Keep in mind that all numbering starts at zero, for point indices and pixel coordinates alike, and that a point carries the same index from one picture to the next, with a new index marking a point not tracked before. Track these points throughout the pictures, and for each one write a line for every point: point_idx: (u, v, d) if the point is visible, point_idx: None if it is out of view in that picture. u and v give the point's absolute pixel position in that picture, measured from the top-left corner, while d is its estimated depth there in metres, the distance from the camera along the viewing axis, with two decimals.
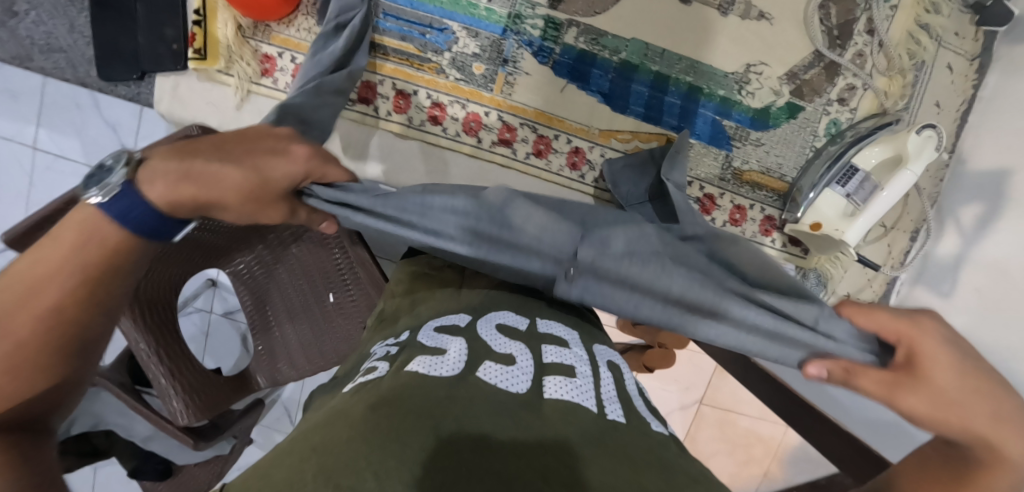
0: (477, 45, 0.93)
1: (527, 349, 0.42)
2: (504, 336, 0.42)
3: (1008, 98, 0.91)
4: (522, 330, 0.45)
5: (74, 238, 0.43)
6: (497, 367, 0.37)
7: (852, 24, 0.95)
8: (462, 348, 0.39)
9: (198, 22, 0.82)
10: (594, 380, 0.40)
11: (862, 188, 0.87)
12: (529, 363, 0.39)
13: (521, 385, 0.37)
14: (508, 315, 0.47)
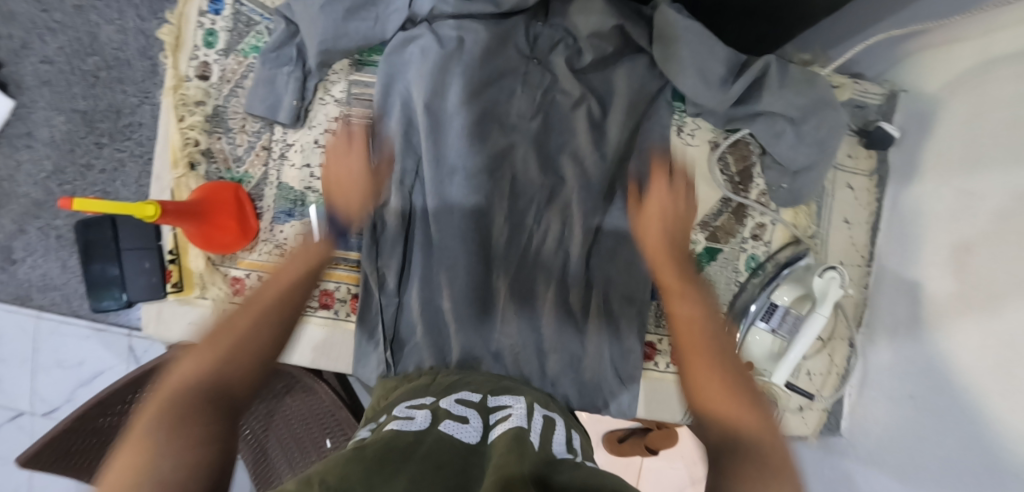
0: (300, 235, 0.70)
1: (478, 415, 0.47)
2: (462, 405, 0.49)
3: (913, 227, 0.68)
4: (475, 402, 0.51)
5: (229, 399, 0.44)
6: (454, 423, 0.44)
7: (749, 161, 0.70)
8: (427, 416, 0.46)
9: (173, 258, 0.69)
10: (530, 426, 0.46)
11: (787, 322, 0.65)
12: (478, 424, 0.46)
13: (472, 436, 0.43)
14: (466, 394, 0.53)
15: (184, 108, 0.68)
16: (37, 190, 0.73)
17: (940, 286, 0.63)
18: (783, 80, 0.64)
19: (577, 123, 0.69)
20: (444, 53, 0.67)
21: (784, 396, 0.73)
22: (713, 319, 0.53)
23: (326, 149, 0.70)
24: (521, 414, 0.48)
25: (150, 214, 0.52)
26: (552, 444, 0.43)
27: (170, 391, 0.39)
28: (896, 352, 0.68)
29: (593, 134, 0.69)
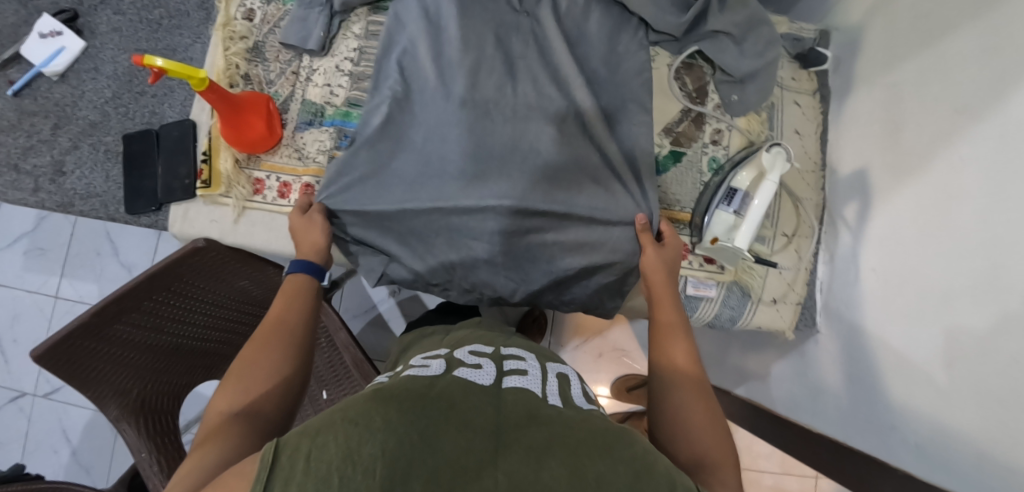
0: (317, 141, 0.80)
1: (492, 363, 0.53)
2: (474, 356, 0.55)
3: (859, 121, 0.78)
4: (488, 351, 0.57)
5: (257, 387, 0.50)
6: (467, 370, 0.50)
7: (703, 78, 0.82)
8: (442, 364, 0.52)
9: (206, 160, 0.79)
10: (541, 380, 0.51)
11: (747, 202, 0.72)
12: (491, 369, 0.51)
13: (486, 379, 0.48)
14: (477, 345, 0.60)
15: (230, 41, 0.82)
16: (95, 113, 0.85)
17: (896, 224, 0.69)
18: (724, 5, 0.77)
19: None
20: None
21: (758, 287, 0.78)
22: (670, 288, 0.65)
23: (345, 73, 0.82)
24: (536, 373, 0.52)
25: (201, 78, 0.64)
26: (572, 394, 0.50)
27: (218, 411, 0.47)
28: (856, 238, 0.75)
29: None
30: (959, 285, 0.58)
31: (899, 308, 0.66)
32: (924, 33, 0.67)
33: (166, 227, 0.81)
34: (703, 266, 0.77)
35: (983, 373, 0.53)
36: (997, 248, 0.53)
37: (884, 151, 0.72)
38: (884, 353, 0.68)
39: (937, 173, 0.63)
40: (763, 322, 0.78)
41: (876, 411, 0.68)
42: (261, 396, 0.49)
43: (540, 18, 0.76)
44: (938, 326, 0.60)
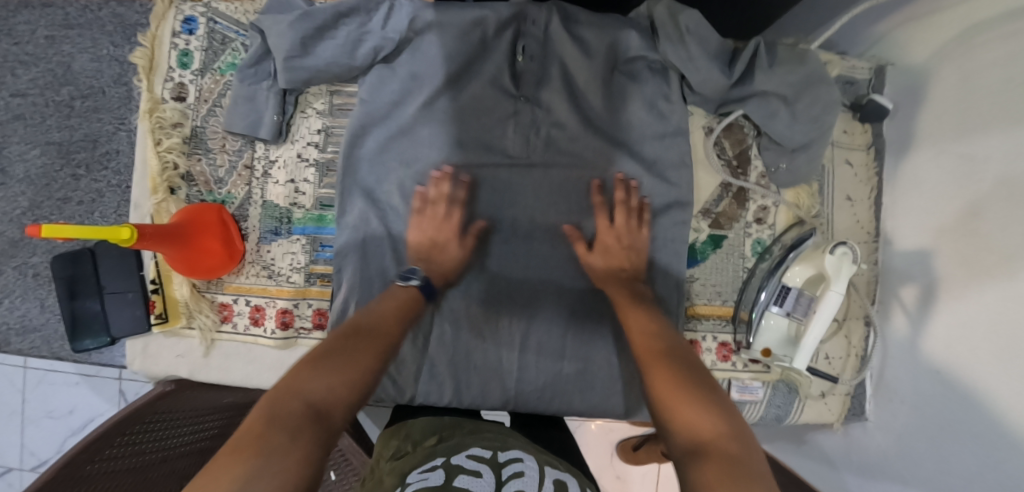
0: (288, 252, 0.67)
1: (488, 467, 0.48)
2: (474, 459, 0.49)
3: (921, 189, 0.66)
4: (488, 456, 0.50)
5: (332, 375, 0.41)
6: (470, 478, 0.45)
7: (744, 144, 0.69)
8: (441, 474, 0.46)
9: (156, 287, 0.66)
10: (543, 484, 0.46)
11: (803, 304, 0.62)
12: (491, 478, 0.46)
13: (485, 489, 0.43)
14: (479, 447, 0.53)
15: (161, 131, 0.66)
16: (14, 228, 0.70)
17: (960, 326, 0.59)
18: (774, 60, 0.63)
19: (568, 118, 0.68)
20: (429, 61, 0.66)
21: (807, 384, 0.70)
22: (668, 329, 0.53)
23: (311, 163, 0.67)
24: (534, 475, 0.47)
25: (126, 236, 0.50)
26: None
27: (291, 391, 0.38)
28: (916, 326, 0.66)
29: (585, 128, 0.68)
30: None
31: (963, 422, 0.57)
32: (1004, 98, 0.55)
33: (124, 363, 0.69)
34: (748, 367, 0.69)
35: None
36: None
37: (957, 237, 0.61)
38: (959, 466, 0.56)
39: (1020, 278, 0.52)
40: (811, 418, 0.71)
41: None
42: (333, 395, 0.39)
43: (543, 97, 0.67)
44: (1010, 446, 0.50)
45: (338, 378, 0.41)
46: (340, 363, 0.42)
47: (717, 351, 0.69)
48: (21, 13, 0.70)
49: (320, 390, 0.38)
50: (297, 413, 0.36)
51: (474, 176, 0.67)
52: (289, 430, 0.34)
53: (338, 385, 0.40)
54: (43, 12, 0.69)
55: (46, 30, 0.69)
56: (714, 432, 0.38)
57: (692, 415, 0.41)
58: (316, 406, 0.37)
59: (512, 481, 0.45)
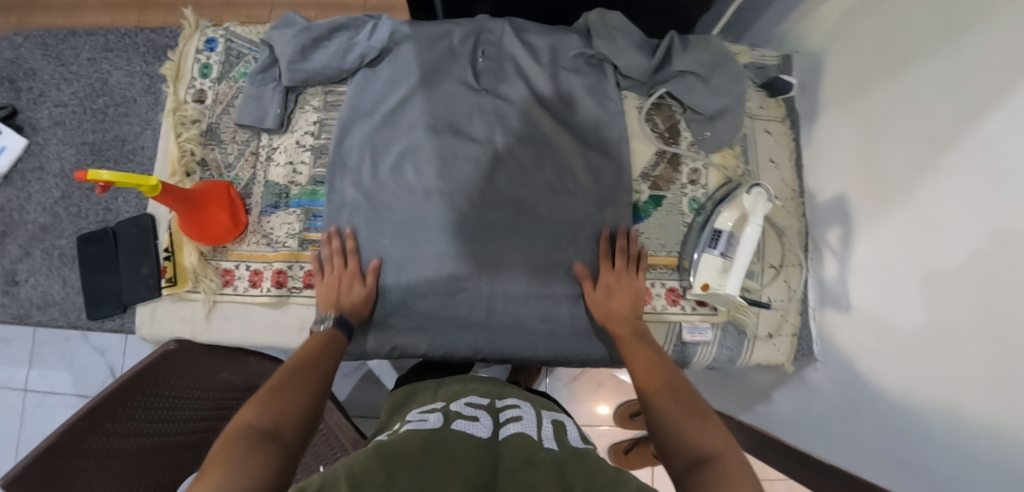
0: (284, 222, 0.76)
1: (486, 414, 0.54)
2: (472, 406, 0.56)
3: (830, 146, 0.78)
4: (485, 404, 0.57)
5: (275, 409, 0.49)
6: (466, 422, 0.51)
7: (674, 119, 0.81)
8: (440, 417, 0.53)
9: (168, 256, 0.75)
10: (537, 426, 0.53)
11: (733, 244, 0.71)
12: (487, 421, 0.53)
13: (483, 432, 0.50)
14: (475, 396, 0.59)
15: (182, 126, 0.78)
16: (45, 216, 0.80)
17: (876, 250, 0.68)
18: (686, 45, 0.78)
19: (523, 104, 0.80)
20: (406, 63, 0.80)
21: (753, 324, 0.77)
22: (663, 359, 0.61)
23: (307, 148, 0.79)
24: (531, 418, 0.54)
25: (152, 184, 0.60)
26: (569, 438, 0.52)
27: (241, 421, 0.47)
28: (842, 263, 0.74)
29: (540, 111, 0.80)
30: (954, 322, 0.55)
31: (896, 340, 0.63)
32: (888, 61, 0.67)
33: (134, 330, 0.77)
34: (696, 310, 0.76)
35: (984, 420, 0.50)
36: (986, 284, 0.51)
37: (861, 178, 0.71)
38: (889, 421, 0.63)
39: (915, 202, 0.62)
40: (762, 359, 0.77)
41: (863, 424, 0.68)
42: (273, 424, 0.48)
43: (502, 87, 0.80)
44: (926, 371, 0.58)
45: (276, 410, 0.49)
46: (279, 400, 0.51)
47: (667, 296, 0.76)
48: (70, 42, 0.85)
49: (266, 424, 0.47)
50: (251, 442, 0.44)
51: (444, 153, 0.78)
52: (241, 457, 0.42)
53: (279, 414, 0.49)
54: (88, 40, 0.85)
55: (90, 54, 0.84)
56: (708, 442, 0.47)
57: (696, 432, 0.48)
58: (261, 436, 0.45)
59: (508, 424, 0.52)
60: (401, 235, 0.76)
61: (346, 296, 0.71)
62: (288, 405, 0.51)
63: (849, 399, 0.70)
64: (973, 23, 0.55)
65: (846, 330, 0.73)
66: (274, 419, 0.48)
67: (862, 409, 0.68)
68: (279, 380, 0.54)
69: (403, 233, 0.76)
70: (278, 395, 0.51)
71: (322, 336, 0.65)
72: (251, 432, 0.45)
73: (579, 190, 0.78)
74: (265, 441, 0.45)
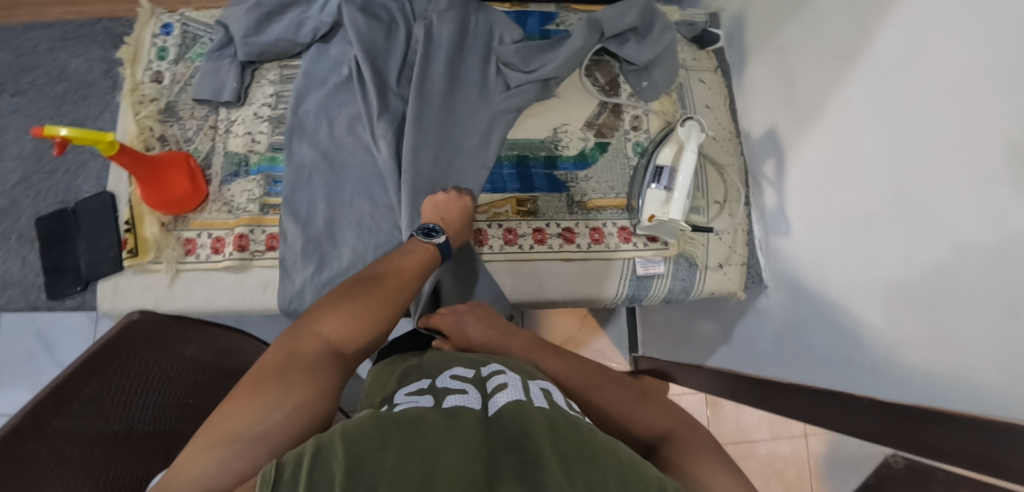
0: (245, 189, 0.78)
1: (475, 386, 0.44)
2: (458, 375, 0.46)
3: (759, 86, 0.84)
4: (472, 374, 0.46)
5: (339, 325, 0.48)
6: (458, 396, 0.41)
7: (613, 73, 0.86)
8: (428, 397, 0.41)
9: (129, 228, 0.76)
10: (529, 391, 0.43)
11: (674, 177, 0.75)
12: (477, 394, 0.42)
13: (475, 404, 0.40)
14: (463, 364, 0.48)
15: (141, 105, 0.80)
16: (3, 199, 0.81)
17: (809, 167, 0.73)
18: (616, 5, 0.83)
19: (468, 71, 0.82)
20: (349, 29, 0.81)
21: (702, 255, 0.81)
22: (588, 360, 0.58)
23: (265, 118, 0.81)
24: (518, 383, 0.44)
25: (110, 140, 0.63)
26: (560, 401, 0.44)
27: (307, 336, 0.47)
28: (779, 190, 0.80)
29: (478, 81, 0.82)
30: (874, 212, 0.62)
31: (829, 241, 0.70)
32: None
33: (97, 305, 0.77)
34: (648, 245, 0.79)
35: (913, 291, 0.56)
36: (897, 175, 0.59)
37: (787, 108, 0.78)
38: (845, 338, 0.66)
39: (835, 119, 0.69)
40: (715, 288, 0.81)
41: (817, 338, 0.72)
42: (336, 344, 0.47)
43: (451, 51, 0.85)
44: (873, 272, 0.62)
45: (342, 325, 0.49)
46: (342, 319, 0.49)
47: (619, 235, 0.79)
48: (26, 34, 0.87)
49: (328, 342, 0.47)
50: (305, 365, 0.43)
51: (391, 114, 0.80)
52: (294, 382, 0.41)
53: (344, 333, 0.48)
54: (44, 31, 0.87)
55: (47, 45, 0.86)
56: (665, 422, 0.48)
57: (653, 419, 0.49)
58: (318, 360, 0.44)
59: (495, 394, 0.41)
60: (357, 193, 0.77)
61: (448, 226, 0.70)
62: (352, 324, 0.49)
63: (804, 317, 0.74)
64: None
65: (796, 258, 0.76)
66: (335, 335, 0.48)
67: (818, 322, 0.72)
68: (350, 294, 0.52)
69: (362, 190, 0.78)
70: (345, 309, 0.50)
71: (410, 253, 0.61)
72: (311, 353, 0.45)
73: (529, 142, 0.82)
74: (320, 363, 0.44)
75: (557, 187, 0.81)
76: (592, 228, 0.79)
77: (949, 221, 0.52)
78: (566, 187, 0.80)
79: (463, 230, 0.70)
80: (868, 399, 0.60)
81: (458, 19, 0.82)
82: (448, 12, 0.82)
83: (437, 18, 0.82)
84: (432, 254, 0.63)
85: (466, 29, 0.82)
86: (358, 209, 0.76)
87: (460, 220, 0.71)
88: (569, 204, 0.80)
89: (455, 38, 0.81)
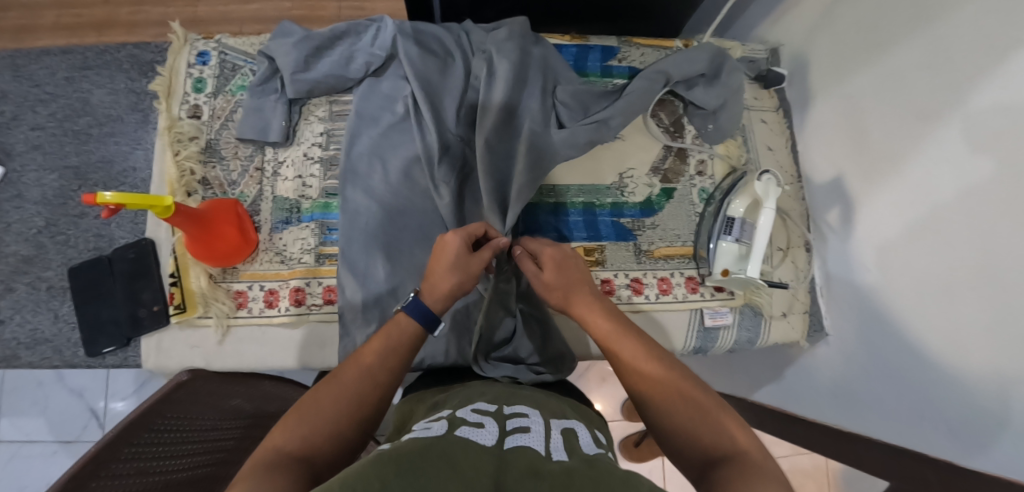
0: (298, 238, 0.74)
1: (492, 422, 0.42)
2: (477, 414, 0.44)
3: (823, 131, 0.83)
4: (492, 411, 0.45)
5: (311, 415, 0.43)
6: (471, 429, 0.39)
7: (678, 114, 0.83)
8: (443, 424, 0.41)
9: (174, 281, 0.71)
10: (548, 436, 0.40)
11: (747, 229, 0.74)
12: (494, 429, 0.40)
13: (488, 441, 0.37)
14: (481, 404, 0.47)
15: (180, 144, 0.74)
16: (29, 246, 0.74)
17: (879, 216, 0.72)
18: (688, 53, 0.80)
19: (529, 98, 0.75)
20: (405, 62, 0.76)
21: (768, 305, 0.80)
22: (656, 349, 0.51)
23: (316, 160, 0.76)
24: (541, 429, 0.41)
25: (166, 204, 0.58)
26: (581, 444, 0.41)
27: (274, 436, 0.40)
28: (844, 239, 0.79)
29: (538, 115, 0.75)
30: (952, 273, 0.60)
31: (899, 300, 0.68)
32: (873, 47, 0.73)
33: (139, 362, 0.72)
34: (715, 295, 0.79)
35: (987, 357, 0.55)
36: (987, 232, 0.56)
37: (858, 158, 0.76)
38: (911, 392, 0.66)
39: (908, 172, 0.68)
40: (779, 337, 0.81)
41: (881, 393, 0.71)
42: (309, 438, 0.41)
43: None
44: (943, 324, 0.61)
45: (316, 417, 0.43)
46: (315, 405, 0.44)
47: (687, 285, 0.78)
48: (42, 61, 0.80)
49: (300, 437, 0.40)
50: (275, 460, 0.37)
51: (450, 155, 0.74)
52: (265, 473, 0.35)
53: (319, 423, 0.42)
54: (63, 58, 0.80)
55: (68, 73, 0.79)
56: (722, 438, 0.39)
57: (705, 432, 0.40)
58: (289, 454, 0.38)
59: (516, 433, 0.39)
60: (418, 244, 0.73)
61: (430, 272, 0.60)
62: (326, 413, 0.43)
63: (865, 367, 0.74)
64: (946, 11, 0.62)
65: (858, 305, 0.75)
66: (309, 428, 0.42)
67: (881, 375, 0.71)
68: (320, 387, 0.47)
69: (423, 242, 0.73)
70: (319, 399, 0.45)
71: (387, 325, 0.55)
72: (279, 449, 0.39)
73: (594, 187, 0.79)
74: (291, 458, 0.38)
75: (624, 236, 0.79)
76: (659, 278, 0.78)
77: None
78: (632, 236, 0.78)
79: (454, 268, 0.60)
80: (935, 458, 0.59)
81: (517, 53, 0.75)
82: (507, 43, 0.76)
83: (495, 51, 0.75)
84: (405, 322, 0.55)
85: (526, 62, 0.76)
86: (421, 263, 0.72)
87: (447, 257, 0.60)
88: (636, 253, 0.78)
89: (516, 70, 0.74)
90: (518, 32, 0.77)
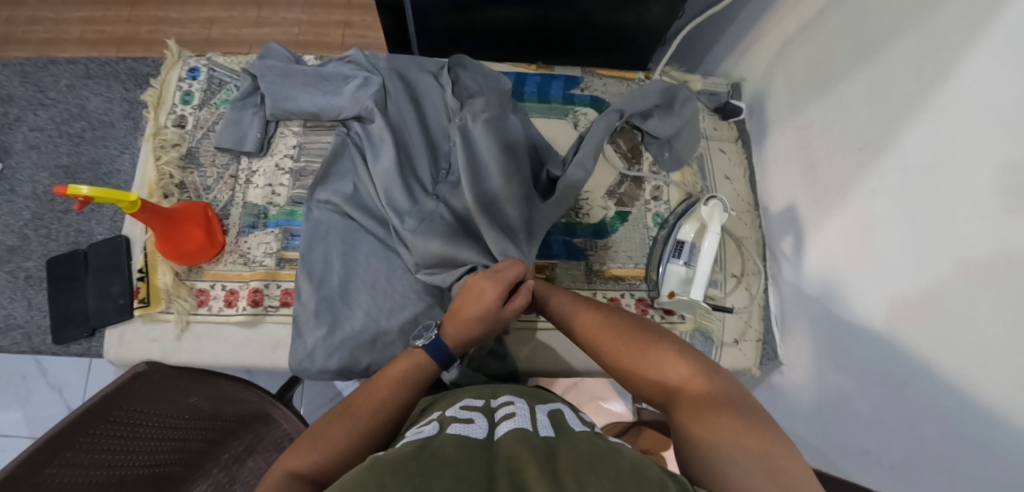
0: (261, 242, 0.78)
1: (482, 416, 0.44)
2: (466, 409, 0.46)
3: (779, 161, 0.85)
4: (480, 405, 0.48)
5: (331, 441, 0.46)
6: (463, 425, 0.41)
7: (637, 142, 0.88)
8: (435, 425, 0.43)
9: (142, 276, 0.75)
10: (535, 421, 0.43)
11: (695, 254, 0.75)
12: (484, 422, 0.43)
13: (480, 434, 0.40)
14: (469, 399, 0.50)
15: (162, 149, 0.79)
16: (14, 238, 0.90)
17: (838, 244, 0.71)
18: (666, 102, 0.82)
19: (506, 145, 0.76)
20: (368, 91, 0.79)
21: (719, 330, 0.82)
22: (616, 315, 0.59)
23: (286, 171, 0.81)
24: (526, 412, 0.44)
25: (132, 200, 0.62)
26: (568, 423, 0.43)
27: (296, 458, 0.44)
28: (797, 267, 0.79)
29: (503, 173, 0.72)
30: (907, 302, 0.59)
31: (852, 340, 0.67)
32: (819, 81, 0.75)
33: (102, 353, 0.75)
34: (665, 318, 0.80)
35: (942, 393, 0.53)
36: (928, 256, 0.56)
37: (806, 189, 0.78)
38: (864, 422, 0.64)
39: (855, 201, 0.68)
40: (729, 363, 0.81)
41: (833, 428, 0.69)
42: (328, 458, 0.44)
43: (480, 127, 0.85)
44: (903, 354, 0.58)
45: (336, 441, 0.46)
46: (339, 430, 0.47)
47: (636, 307, 0.79)
48: (50, 70, 1.03)
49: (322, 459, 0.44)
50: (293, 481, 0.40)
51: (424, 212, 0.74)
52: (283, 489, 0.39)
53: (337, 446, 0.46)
54: (68, 68, 1.03)
55: None
56: (670, 376, 0.48)
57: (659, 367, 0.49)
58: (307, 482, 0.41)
59: (503, 422, 0.42)
60: (371, 253, 0.76)
61: (457, 313, 0.60)
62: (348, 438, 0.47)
63: (821, 391, 0.72)
64: (886, 45, 0.63)
65: (818, 330, 0.74)
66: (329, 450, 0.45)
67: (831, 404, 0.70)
68: (345, 412, 0.50)
69: (378, 252, 0.76)
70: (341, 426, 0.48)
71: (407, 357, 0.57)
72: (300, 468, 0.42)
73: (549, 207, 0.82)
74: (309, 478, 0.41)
75: (577, 255, 0.81)
76: (610, 297, 0.79)
77: (978, 319, 0.50)
78: (584, 255, 0.80)
79: (481, 320, 0.59)
80: None
81: (492, 120, 0.75)
82: (483, 112, 0.75)
83: (471, 118, 0.75)
84: (421, 358, 0.56)
85: (500, 128, 0.75)
86: (371, 272, 0.75)
87: (479, 306, 0.59)
88: (587, 273, 0.80)
89: (488, 128, 0.74)
90: (494, 101, 0.77)
